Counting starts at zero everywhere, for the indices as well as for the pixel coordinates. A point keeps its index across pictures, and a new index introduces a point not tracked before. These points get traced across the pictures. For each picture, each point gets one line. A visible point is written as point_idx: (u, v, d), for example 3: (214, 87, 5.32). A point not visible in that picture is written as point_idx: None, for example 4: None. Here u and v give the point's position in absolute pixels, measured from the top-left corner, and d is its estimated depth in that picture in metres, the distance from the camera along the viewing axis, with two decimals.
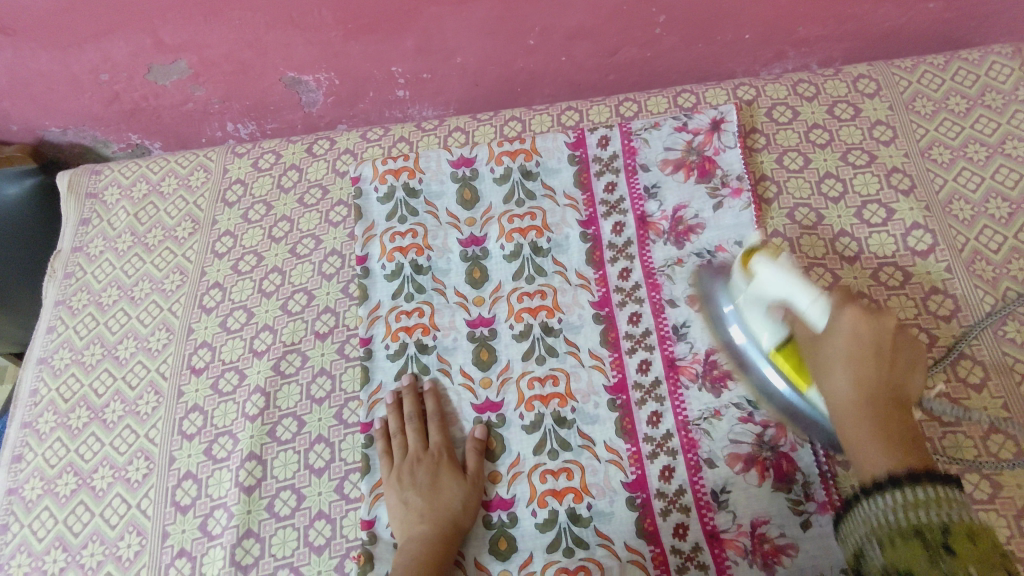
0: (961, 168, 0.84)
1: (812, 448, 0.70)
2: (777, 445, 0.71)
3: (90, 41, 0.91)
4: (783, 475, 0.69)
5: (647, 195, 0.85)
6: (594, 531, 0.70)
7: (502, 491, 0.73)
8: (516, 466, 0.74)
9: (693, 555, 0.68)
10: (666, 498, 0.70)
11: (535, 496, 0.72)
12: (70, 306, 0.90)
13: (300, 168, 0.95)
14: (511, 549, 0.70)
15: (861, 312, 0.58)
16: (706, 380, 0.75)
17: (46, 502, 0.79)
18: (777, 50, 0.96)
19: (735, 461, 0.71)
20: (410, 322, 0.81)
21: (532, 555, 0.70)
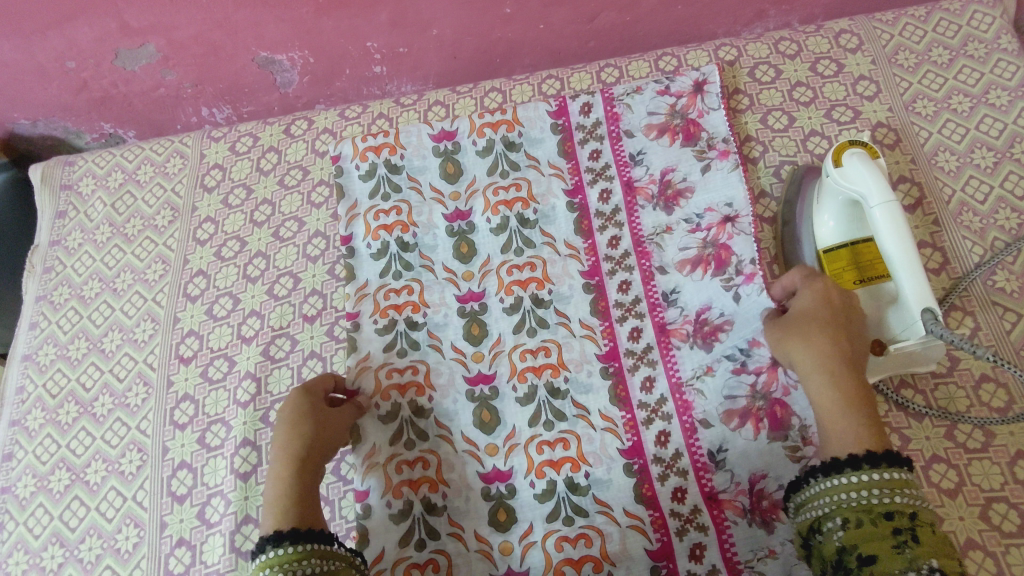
0: (946, 119, 0.83)
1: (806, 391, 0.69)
2: (771, 392, 0.70)
3: (53, 27, 0.88)
4: (777, 422, 0.69)
5: (633, 161, 0.84)
6: (593, 499, 0.70)
7: (499, 464, 0.73)
8: (512, 438, 0.73)
9: (693, 517, 0.68)
10: (663, 463, 0.70)
11: (532, 467, 0.72)
12: (52, 301, 0.89)
13: (278, 150, 0.93)
14: (511, 521, 0.70)
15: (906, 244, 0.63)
16: (699, 338, 0.74)
17: (39, 499, 0.78)
18: (757, 8, 0.95)
19: (729, 418, 0.71)
20: (400, 300, 0.80)
21: (532, 526, 0.70)
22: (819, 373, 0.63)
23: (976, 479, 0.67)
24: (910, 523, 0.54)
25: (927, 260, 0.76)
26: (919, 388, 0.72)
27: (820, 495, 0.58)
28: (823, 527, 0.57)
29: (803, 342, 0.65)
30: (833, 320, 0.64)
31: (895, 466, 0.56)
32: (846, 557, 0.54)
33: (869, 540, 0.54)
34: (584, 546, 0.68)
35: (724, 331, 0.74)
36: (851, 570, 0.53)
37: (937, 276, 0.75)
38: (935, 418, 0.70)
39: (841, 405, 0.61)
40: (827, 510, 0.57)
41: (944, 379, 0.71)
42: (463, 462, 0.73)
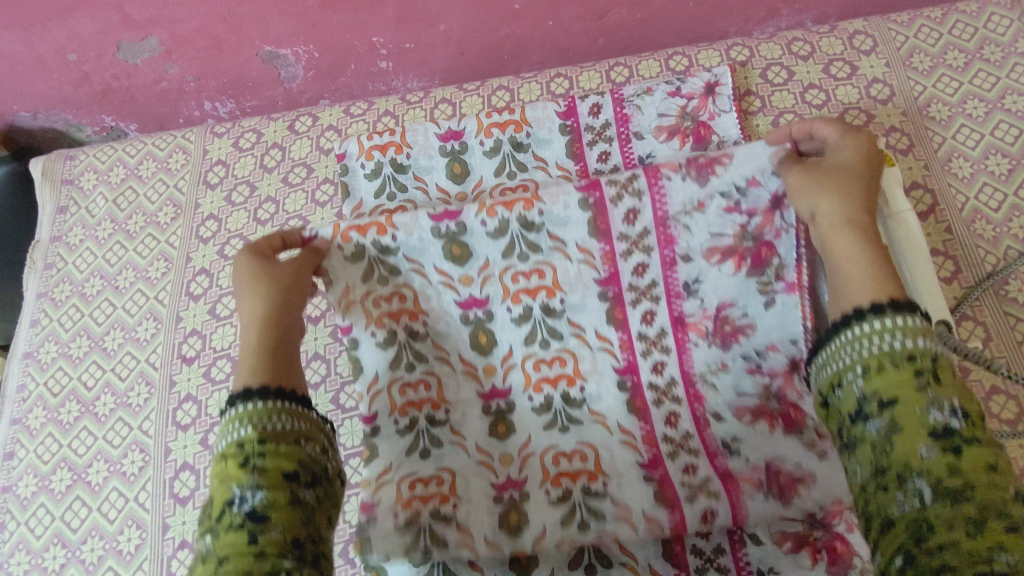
0: (960, 125, 0.82)
1: None
2: (784, 394, 0.66)
3: (54, 19, 0.86)
4: (791, 423, 0.65)
5: (686, 292, 0.69)
6: (587, 411, 0.70)
7: (497, 381, 0.71)
8: (508, 359, 0.71)
9: (711, 537, 0.66)
10: (673, 443, 0.67)
11: (530, 383, 0.70)
12: (53, 298, 0.88)
13: (282, 147, 0.92)
14: (509, 431, 0.70)
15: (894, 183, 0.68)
16: (692, 169, 0.66)
17: (41, 499, 0.77)
18: (770, 7, 0.93)
19: (742, 413, 0.66)
20: (392, 307, 0.70)
21: (530, 437, 0.69)
22: (853, 241, 0.59)
23: None
24: (933, 364, 0.50)
25: (940, 268, 0.75)
26: None
27: (843, 347, 0.54)
28: (844, 374, 0.54)
29: (838, 193, 0.61)
30: (858, 181, 0.62)
31: (911, 314, 0.53)
32: (867, 406, 0.51)
33: (888, 388, 0.50)
34: (581, 461, 0.68)
35: (722, 166, 0.66)
36: (870, 416, 0.50)
37: (948, 285, 0.75)
38: None
39: (868, 266, 0.57)
40: (847, 364, 0.53)
41: None
42: (439, 293, 0.71)
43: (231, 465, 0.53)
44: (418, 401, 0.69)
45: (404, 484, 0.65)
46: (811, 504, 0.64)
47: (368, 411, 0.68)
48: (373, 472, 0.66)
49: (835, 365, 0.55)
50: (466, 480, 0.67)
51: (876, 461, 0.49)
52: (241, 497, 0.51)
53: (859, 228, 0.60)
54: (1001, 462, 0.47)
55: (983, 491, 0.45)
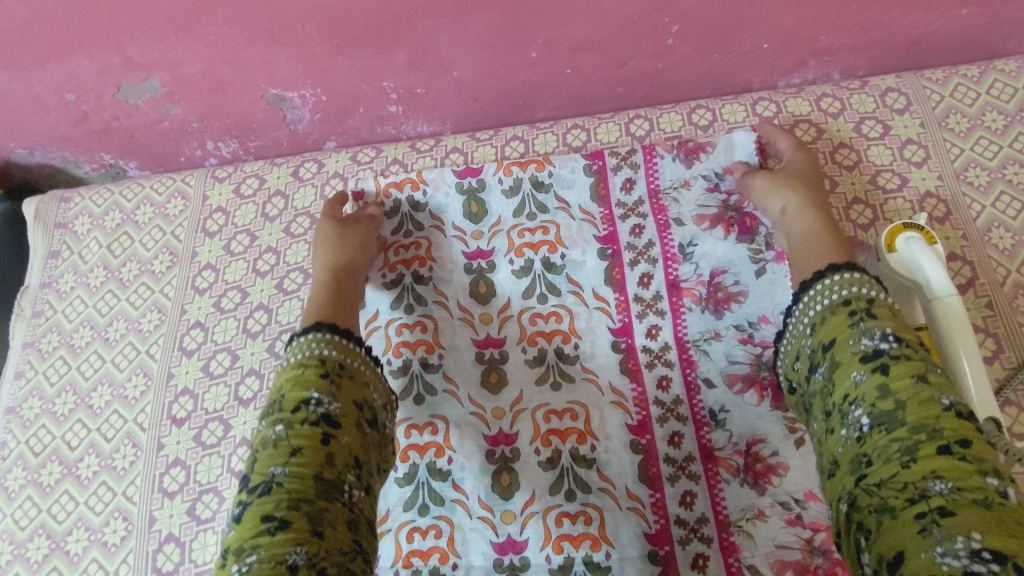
0: (1000, 192, 0.78)
1: None
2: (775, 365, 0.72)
3: (53, 60, 0.83)
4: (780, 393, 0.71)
5: (682, 256, 0.78)
6: (597, 475, 0.71)
7: (506, 427, 0.74)
8: (519, 404, 0.74)
9: (698, 527, 0.68)
10: (675, 464, 0.70)
11: (538, 435, 0.73)
12: (40, 349, 0.84)
13: (286, 194, 0.88)
14: (512, 487, 0.71)
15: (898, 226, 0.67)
16: (681, 151, 0.81)
17: (15, 569, 0.73)
18: (797, 59, 0.89)
19: (734, 381, 0.73)
20: (413, 338, 0.78)
21: (534, 495, 0.70)
22: (804, 217, 0.70)
23: None
24: (867, 305, 0.57)
25: (980, 347, 0.71)
26: None
27: (799, 321, 0.61)
28: (802, 347, 0.60)
29: (789, 186, 0.73)
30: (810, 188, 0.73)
31: (849, 270, 0.60)
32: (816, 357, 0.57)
33: (829, 332, 0.57)
34: (583, 525, 0.69)
35: (706, 150, 0.81)
36: (819, 365, 0.57)
37: (991, 366, 0.70)
38: None
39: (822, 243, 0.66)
40: (803, 338, 0.60)
41: None
42: (451, 244, 0.81)
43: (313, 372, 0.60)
44: (413, 342, 0.78)
45: (402, 435, 0.74)
46: (802, 532, 0.66)
47: None
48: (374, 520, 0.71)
49: (798, 340, 0.61)
50: (458, 430, 0.74)
51: (826, 400, 0.56)
52: (319, 400, 0.58)
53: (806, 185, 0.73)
54: (930, 372, 0.52)
55: (913, 412, 0.49)
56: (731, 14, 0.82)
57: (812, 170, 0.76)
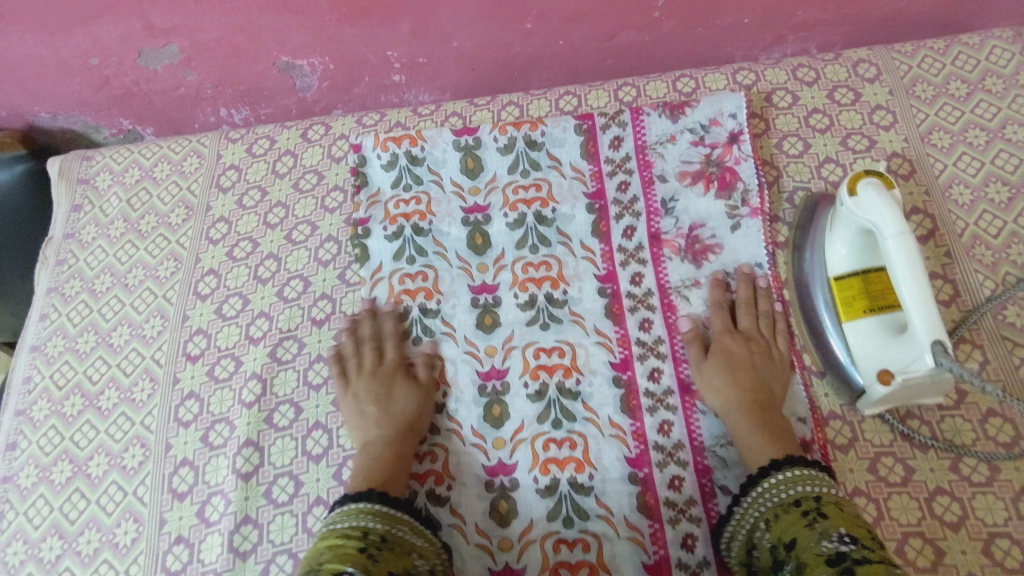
0: (961, 153, 0.83)
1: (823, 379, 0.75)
2: (750, 310, 0.77)
3: (78, 25, 0.89)
4: (754, 335, 0.76)
5: (664, 210, 0.83)
6: (582, 406, 0.75)
7: (496, 363, 0.78)
8: (510, 342, 0.79)
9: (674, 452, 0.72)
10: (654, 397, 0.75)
11: (527, 369, 0.77)
12: (63, 293, 0.90)
13: (295, 154, 0.94)
14: (504, 417, 0.76)
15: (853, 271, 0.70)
16: (667, 109, 0.86)
17: (41, 490, 0.79)
18: (776, 34, 0.95)
19: (711, 324, 0.77)
20: (413, 285, 0.82)
21: (523, 424, 0.75)
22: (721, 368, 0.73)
23: (979, 513, 0.67)
24: (817, 504, 0.60)
25: (939, 291, 0.76)
26: (926, 419, 0.72)
27: (743, 517, 0.64)
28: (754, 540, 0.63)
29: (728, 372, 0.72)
30: (754, 366, 0.73)
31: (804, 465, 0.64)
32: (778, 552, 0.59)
33: (784, 531, 0.59)
34: (568, 450, 0.73)
35: (691, 107, 0.86)
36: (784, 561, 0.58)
37: (949, 308, 0.75)
38: (940, 450, 0.70)
39: (755, 429, 0.69)
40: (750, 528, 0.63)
41: (951, 412, 0.71)
42: (450, 200, 0.86)
43: (351, 543, 0.60)
44: (413, 290, 0.82)
45: (401, 372, 0.78)
46: None
47: None
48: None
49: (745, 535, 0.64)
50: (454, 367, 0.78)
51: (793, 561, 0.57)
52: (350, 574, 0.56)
53: (737, 363, 0.73)
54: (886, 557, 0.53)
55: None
56: None
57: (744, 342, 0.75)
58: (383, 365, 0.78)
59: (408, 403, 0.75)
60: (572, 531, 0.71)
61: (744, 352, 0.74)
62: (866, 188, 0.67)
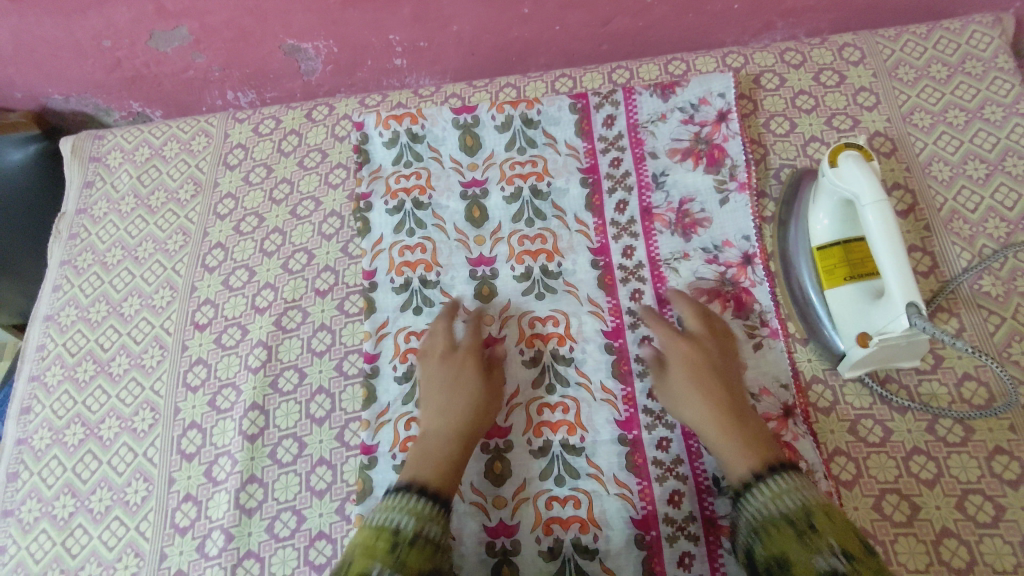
0: (941, 132, 0.87)
1: (807, 345, 0.77)
2: (738, 280, 0.80)
3: (93, 6, 0.92)
4: (741, 305, 0.79)
5: (655, 184, 0.86)
6: (575, 371, 0.78)
7: (494, 331, 0.81)
8: (507, 311, 0.81)
9: (663, 415, 0.75)
10: (644, 363, 0.77)
11: (523, 337, 0.80)
12: (76, 266, 0.94)
13: (300, 133, 0.97)
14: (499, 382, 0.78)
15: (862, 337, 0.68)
16: (658, 89, 0.90)
17: (54, 451, 0.82)
18: (765, 20, 0.99)
19: (699, 294, 0.80)
20: (413, 257, 0.84)
21: (519, 388, 0.78)
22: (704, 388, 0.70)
23: (953, 471, 0.69)
24: None
25: (917, 263, 0.79)
26: (903, 382, 0.74)
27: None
28: None
29: (700, 392, 0.70)
30: (702, 375, 0.71)
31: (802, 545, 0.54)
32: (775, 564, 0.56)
33: None
34: (562, 413, 0.76)
35: (681, 87, 0.89)
36: None
37: (926, 278, 0.78)
38: (915, 411, 0.72)
39: (737, 440, 0.66)
40: None
41: (928, 376, 0.73)
42: (449, 174, 0.89)
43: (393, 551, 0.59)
44: (413, 262, 0.84)
45: (401, 340, 0.80)
46: None
47: (372, 350, 0.80)
48: (375, 408, 0.77)
49: None
50: (452, 335, 0.80)
51: None
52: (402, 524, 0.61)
53: (695, 365, 0.72)
54: None
55: None
56: None
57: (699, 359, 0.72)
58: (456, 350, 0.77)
59: (474, 389, 0.73)
60: (563, 489, 0.73)
61: (694, 357, 0.72)
62: (848, 160, 0.70)
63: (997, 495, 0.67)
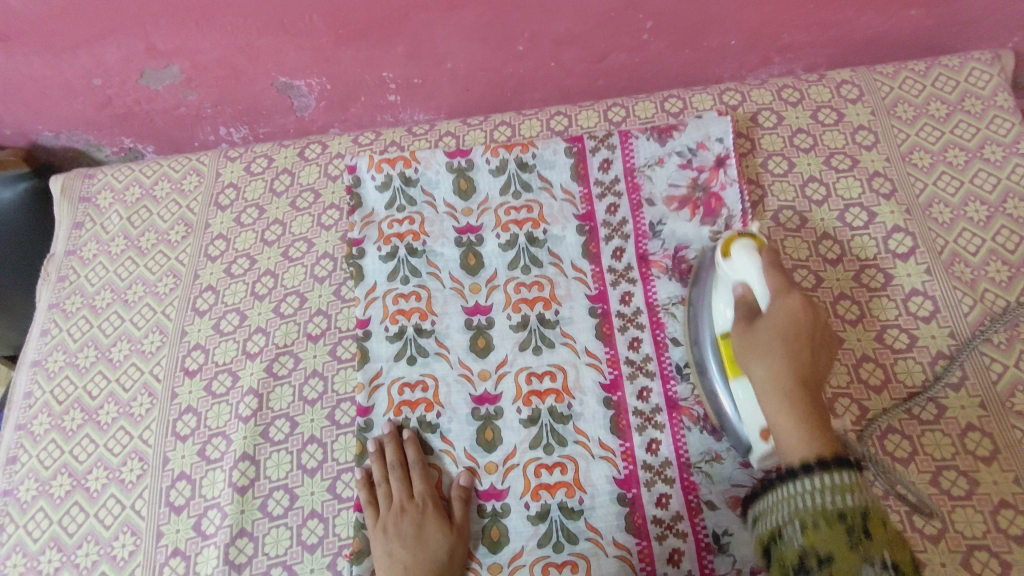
0: (941, 172, 0.86)
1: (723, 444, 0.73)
2: None
3: (83, 46, 0.91)
4: None
5: (651, 233, 0.84)
6: (573, 429, 0.76)
7: (489, 387, 0.79)
8: (503, 366, 0.80)
9: (661, 470, 0.73)
10: (643, 416, 0.76)
11: (520, 395, 0.78)
12: (65, 309, 0.92)
13: (292, 172, 0.96)
14: (497, 440, 0.76)
15: (783, 397, 0.60)
16: (655, 132, 0.88)
17: (40, 503, 0.80)
18: (763, 56, 0.98)
19: None
20: (407, 306, 0.83)
21: (515, 449, 0.76)
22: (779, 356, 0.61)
23: (958, 526, 0.67)
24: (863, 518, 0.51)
25: (918, 308, 0.78)
26: (907, 433, 0.72)
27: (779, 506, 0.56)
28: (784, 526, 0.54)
29: (763, 357, 0.62)
30: (799, 395, 0.60)
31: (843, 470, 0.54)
32: (805, 560, 0.51)
33: (821, 542, 0.51)
34: (560, 474, 0.74)
35: (679, 131, 0.88)
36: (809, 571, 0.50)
37: (928, 324, 0.77)
38: (921, 465, 0.70)
39: (800, 428, 0.58)
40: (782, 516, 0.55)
41: (932, 426, 0.72)
42: (443, 219, 0.88)
43: None
44: (407, 310, 0.83)
45: (395, 391, 0.79)
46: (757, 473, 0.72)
47: (364, 403, 0.78)
48: (369, 463, 0.76)
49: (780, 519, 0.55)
50: (447, 388, 0.79)
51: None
52: None
53: (794, 394, 0.60)
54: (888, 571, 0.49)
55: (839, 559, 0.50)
56: (701, 13, 0.90)
57: (801, 331, 0.62)
58: (412, 500, 0.73)
59: (438, 539, 0.70)
60: (561, 553, 0.71)
61: (800, 325, 0.62)
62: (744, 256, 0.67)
63: (1003, 551, 0.66)
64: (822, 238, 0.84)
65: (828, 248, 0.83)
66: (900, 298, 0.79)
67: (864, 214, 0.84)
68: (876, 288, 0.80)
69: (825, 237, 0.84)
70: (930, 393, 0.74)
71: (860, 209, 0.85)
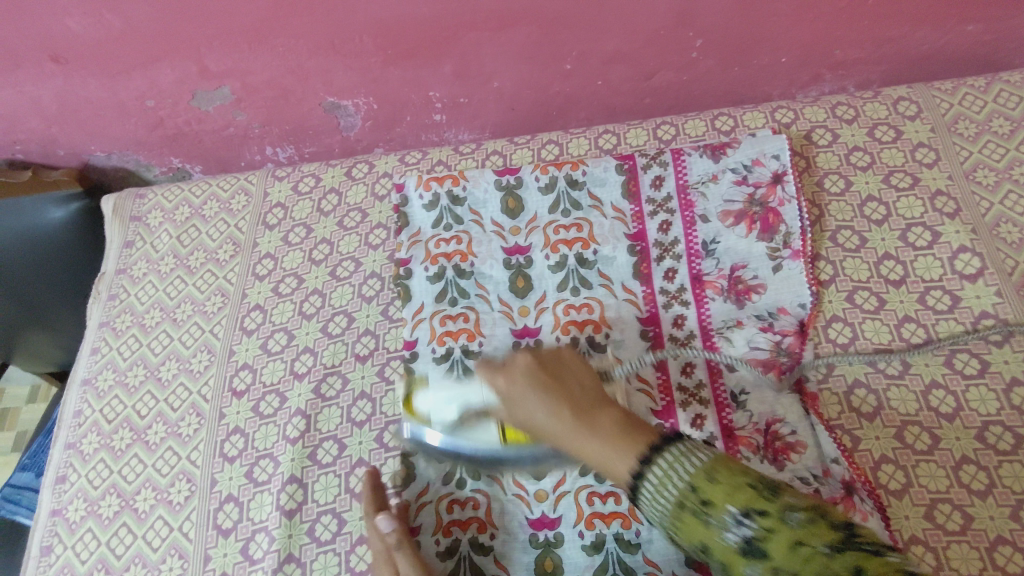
0: (1008, 190, 0.83)
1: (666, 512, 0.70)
2: (794, 351, 0.76)
3: (138, 69, 0.93)
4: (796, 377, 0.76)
5: (705, 252, 0.83)
6: None
7: None
8: None
9: None
10: None
11: None
12: (115, 327, 0.93)
13: (339, 192, 0.96)
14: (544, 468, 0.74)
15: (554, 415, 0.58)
16: (708, 149, 0.87)
17: (89, 524, 0.80)
18: (814, 73, 0.96)
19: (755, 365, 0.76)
20: (455, 327, 0.82)
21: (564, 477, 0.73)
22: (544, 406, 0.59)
23: None
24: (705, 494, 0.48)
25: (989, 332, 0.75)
26: (983, 464, 0.68)
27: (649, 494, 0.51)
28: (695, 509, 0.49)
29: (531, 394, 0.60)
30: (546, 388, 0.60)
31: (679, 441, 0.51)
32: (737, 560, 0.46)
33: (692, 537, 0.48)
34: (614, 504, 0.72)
35: (732, 148, 0.86)
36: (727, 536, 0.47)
37: (1000, 349, 0.74)
38: (998, 498, 0.66)
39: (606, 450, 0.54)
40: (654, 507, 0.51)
41: (1010, 458, 0.68)
42: (491, 239, 0.87)
43: None
44: (455, 331, 0.82)
45: None
46: None
47: None
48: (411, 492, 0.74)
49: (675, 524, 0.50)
50: None
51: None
52: None
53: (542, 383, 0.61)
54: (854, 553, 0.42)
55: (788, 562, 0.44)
56: (752, 30, 0.89)
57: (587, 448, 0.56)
58: None
59: None
60: None
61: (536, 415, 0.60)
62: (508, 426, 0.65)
63: None
64: (883, 258, 0.81)
65: (889, 269, 0.80)
66: (968, 321, 0.76)
67: (927, 234, 0.81)
68: (943, 310, 0.77)
69: (885, 258, 0.81)
70: (1007, 421, 0.70)
71: (923, 229, 0.82)
